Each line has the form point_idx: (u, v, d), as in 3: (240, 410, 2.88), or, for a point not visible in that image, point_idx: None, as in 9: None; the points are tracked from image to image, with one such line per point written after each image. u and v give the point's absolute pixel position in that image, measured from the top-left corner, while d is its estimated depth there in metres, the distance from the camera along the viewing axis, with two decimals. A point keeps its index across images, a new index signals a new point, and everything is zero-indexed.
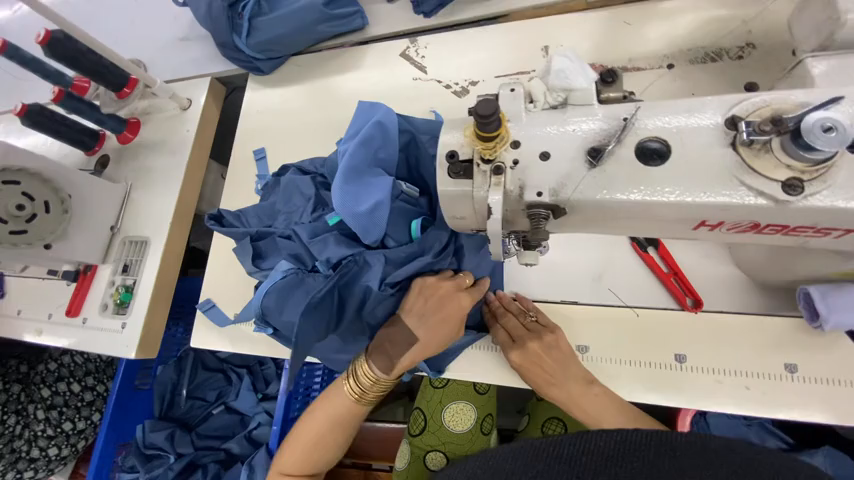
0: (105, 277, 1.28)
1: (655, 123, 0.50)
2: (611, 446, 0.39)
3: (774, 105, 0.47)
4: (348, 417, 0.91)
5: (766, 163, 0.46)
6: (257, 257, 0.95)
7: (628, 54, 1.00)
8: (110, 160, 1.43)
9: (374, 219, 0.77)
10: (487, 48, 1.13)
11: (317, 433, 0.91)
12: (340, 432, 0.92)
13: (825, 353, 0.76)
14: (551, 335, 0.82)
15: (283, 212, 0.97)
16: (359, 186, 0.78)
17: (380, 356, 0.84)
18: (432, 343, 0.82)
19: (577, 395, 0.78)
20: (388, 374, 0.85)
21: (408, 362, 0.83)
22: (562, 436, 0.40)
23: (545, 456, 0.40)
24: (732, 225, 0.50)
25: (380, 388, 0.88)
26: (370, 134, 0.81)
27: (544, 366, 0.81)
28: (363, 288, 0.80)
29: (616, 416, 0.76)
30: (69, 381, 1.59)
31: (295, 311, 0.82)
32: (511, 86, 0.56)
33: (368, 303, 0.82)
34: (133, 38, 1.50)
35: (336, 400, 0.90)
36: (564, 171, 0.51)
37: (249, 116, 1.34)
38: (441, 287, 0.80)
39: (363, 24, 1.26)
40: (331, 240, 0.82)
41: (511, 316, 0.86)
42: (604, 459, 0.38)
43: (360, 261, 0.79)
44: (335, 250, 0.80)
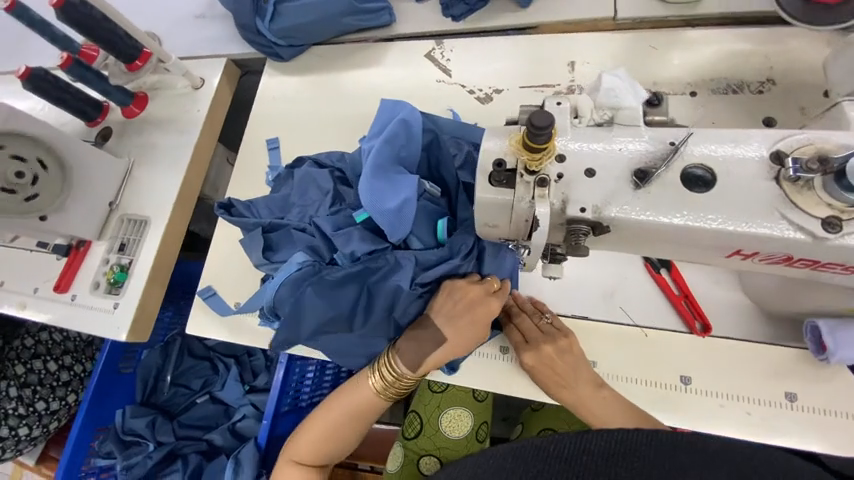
0: (99, 254, 1.24)
1: (701, 150, 0.51)
2: (612, 446, 0.37)
3: (817, 144, 0.49)
4: (366, 413, 0.90)
5: (808, 200, 0.47)
6: (268, 249, 0.92)
7: (653, 79, 1.02)
8: (113, 133, 1.38)
9: (402, 216, 0.78)
10: (514, 58, 1.13)
11: (332, 425, 0.90)
12: (355, 427, 0.91)
13: (824, 385, 0.78)
14: (565, 339, 0.84)
15: (297, 205, 0.94)
16: (385, 182, 0.79)
17: (407, 353, 0.84)
18: (460, 344, 0.83)
19: (587, 396, 0.80)
20: (413, 371, 0.85)
21: (435, 361, 0.83)
22: (558, 435, 0.39)
23: (545, 455, 0.38)
24: (766, 256, 0.51)
25: (402, 386, 0.87)
26: (395, 132, 0.81)
27: (557, 368, 0.82)
28: (393, 286, 0.80)
29: (627, 421, 0.77)
30: (46, 359, 1.51)
31: (315, 307, 0.80)
32: (558, 100, 0.57)
33: (395, 302, 0.82)
34: (147, 9, 1.45)
35: (356, 395, 0.89)
36: (609, 190, 0.52)
37: (264, 102, 1.31)
38: (471, 291, 0.81)
39: (390, 21, 1.25)
40: (355, 234, 0.82)
41: (525, 317, 0.87)
42: (602, 459, 0.36)
43: (390, 260, 0.81)
44: (360, 244, 0.81)
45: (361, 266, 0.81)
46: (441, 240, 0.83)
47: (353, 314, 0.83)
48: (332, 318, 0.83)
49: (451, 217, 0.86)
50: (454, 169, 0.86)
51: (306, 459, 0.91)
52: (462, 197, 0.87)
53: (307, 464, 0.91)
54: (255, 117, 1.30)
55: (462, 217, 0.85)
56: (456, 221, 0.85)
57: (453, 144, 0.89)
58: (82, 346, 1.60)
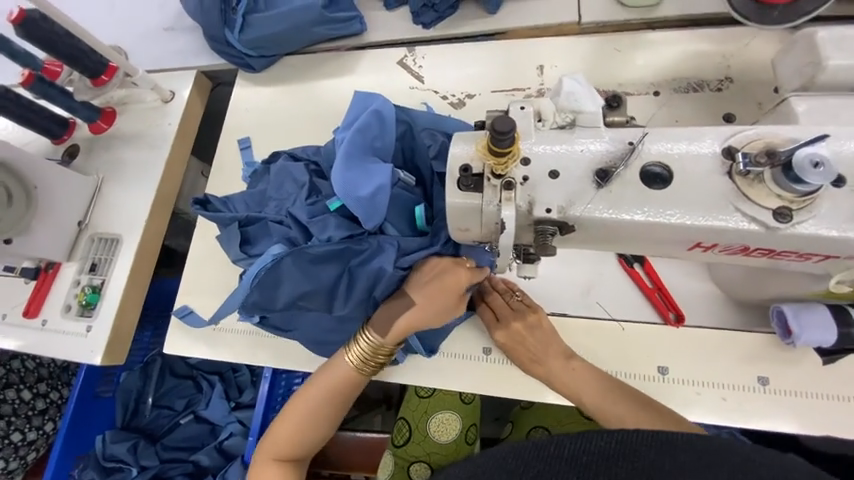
0: (69, 276, 1.19)
1: (658, 148, 0.52)
2: (611, 446, 0.37)
3: (765, 139, 0.51)
4: (343, 391, 0.87)
5: (759, 192, 0.49)
6: (245, 243, 0.92)
7: (617, 80, 1.05)
8: (80, 150, 1.34)
9: (376, 203, 0.79)
10: (485, 62, 1.15)
11: (309, 407, 0.87)
12: (333, 406, 0.88)
13: (793, 368, 0.81)
14: (534, 314, 0.85)
15: (274, 199, 0.93)
16: (359, 170, 0.80)
17: (380, 324, 0.83)
18: (430, 311, 0.81)
19: (558, 369, 0.81)
20: (387, 341, 0.83)
21: (404, 328, 0.82)
22: (559, 436, 0.38)
23: (545, 455, 0.37)
24: (724, 247, 0.53)
25: (378, 358, 0.86)
26: (367, 123, 0.83)
27: (527, 345, 0.83)
28: (375, 269, 0.80)
29: (598, 391, 0.78)
30: (19, 388, 1.45)
31: (294, 287, 0.80)
32: (522, 104, 0.58)
33: (377, 284, 0.81)
34: (112, 23, 1.42)
35: (333, 373, 0.87)
36: (573, 190, 0.53)
37: (237, 113, 1.29)
38: (440, 262, 0.81)
39: (361, 30, 1.25)
40: (331, 221, 0.82)
41: (495, 296, 0.88)
42: (603, 459, 0.36)
43: (373, 244, 0.80)
44: (336, 231, 0.81)
45: (342, 246, 0.80)
46: (418, 227, 0.84)
47: (333, 297, 0.83)
48: (312, 299, 0.82)
49: (428, 205, 0.87)
50: (429, 160, 0.88)
51: (284, 447, 0.87)
52: (437, 188, 0.88)
53: (285, 452, 0.87)
54: (229, 129, 1.28)
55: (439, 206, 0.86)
56: (433, 210, 0.86)
57: (428, 135, 0.90)
58: (58, 372, 1.54)
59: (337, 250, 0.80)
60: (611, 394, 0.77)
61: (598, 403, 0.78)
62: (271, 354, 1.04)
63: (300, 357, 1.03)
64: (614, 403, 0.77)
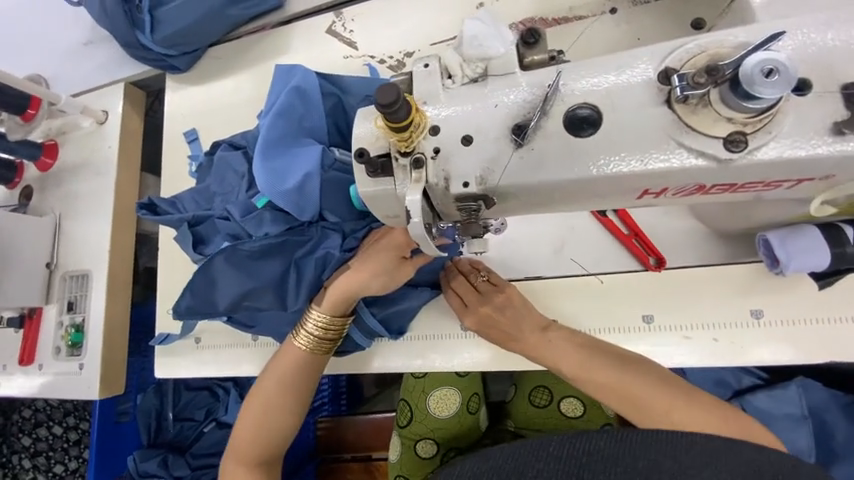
0: (52, 318, 1.20)
1: (582, 86, 0.44)
2: (613, 446, 0.34)
3: (710, 51, 0.42)
4: (299, 377, 0.82)
5: (705, 119, 0.41)
6: (199, 244, 0.88)
7: (567, 4, 0.92)
8: (34, 191, 1.30)
9: (305, 192, 0.73)
10: (419, 12, 1.03)
11: (266, 398, 0.83)
12: (290, 396, 0.83)
13: (789, 296, 0.75)
14: (501, 294, 0.79)
15: (218, 194, 0.89)
16: (284, 156, 0.74)
17: (319, 295, 0.78)
18: (364, 273, 0.73)
19: (535, 343, 0.75)
20: (328, 312, 0.78)
21: (339, 293, 0.76)
22: (559, 436, 0.36)
23: (544, 454, 0.34)
24: (677, 189, 0.45)
25: (326, 335, 0.80)
26: (289, 102, 0.77)
27: (500, 324, 0.77)
28: (321, 256, 0.76)
29: (576, 361, 0.73)
30: (49, 424, 1.54)
31: (237, 286, 0.76)
32: (425, 61, 0.49)
33: (326, 272, 0.77)
34: (28, 48, 1.33)
35: (285, 359, 0.83)
36: (489, 155, 0.45)
37: (175, 121, 1.22)
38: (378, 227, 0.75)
39: (279, 2, 1.13)
40: (266, 216, 0.76)
41: (460, 279, 0.82)
42: (605, 459, 0.33)
43: (316, 232, 0.76)
44: (273, 225, 0.76)
45: (282, 238, 0.76)
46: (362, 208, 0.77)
47: (284, 293, 0.78)
48: (260, 297, 0.77)
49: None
50: None
51: (245, 443, 0.83)
52: None
53: (247, 448, 0.82)
54: (171, 140, 1.21)
55: None
56: None
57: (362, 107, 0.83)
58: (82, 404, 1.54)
59: (279, 242, 0.76)
60: (592, 359, 0.72)
61: (579, 374, 0.72)
62: (255, 364, 1.03)
63: None
64: (594, 370, 0.71)
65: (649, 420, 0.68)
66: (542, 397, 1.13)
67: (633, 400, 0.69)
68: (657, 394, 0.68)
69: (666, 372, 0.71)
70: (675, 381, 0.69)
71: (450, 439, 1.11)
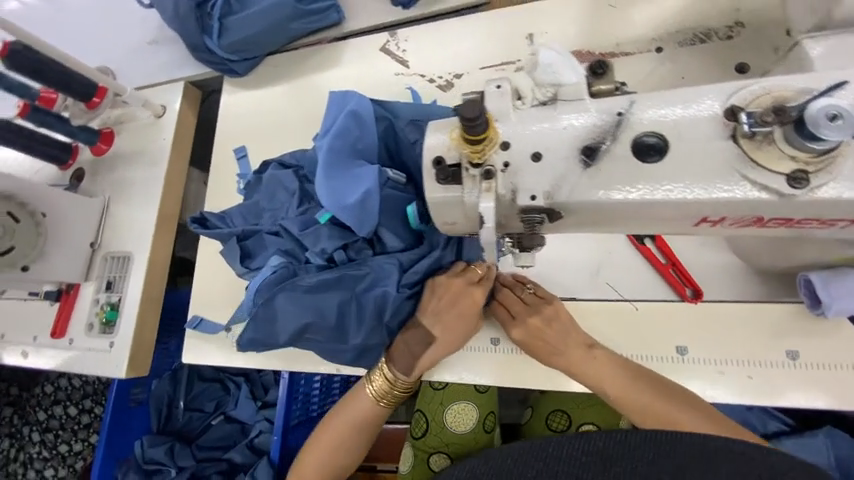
0: (88, 295, 1.24)
1: (651, 115, 0.47)
2: (599, 447, 0.45)
3: (773, 93, 0.45)
4: (367, 422, 0.88)
5: (770, 155, 0.44)
6: (245, 257, 0.92)
7: (614, 40, 0.97)
8: (86, 173, 1.36)
9: (365, 210, 0.77)
10: (471, 38, 1.08)
11: (337, 442, 0.88)
12: (356, 440, 0.88)
13: (826, 340, 0.75)
14: (550, 306, 0.81)
15: (268, 210, 0.94)
16: (343, 179, 0.79)
17: (401, 357, 0.83)
18: (452, 340, 0.83)
19: (579, 361, 0.78)
20: (409, 373, 0.84)
21: (429, 361, 0.83)
22: (558, 440, 0.47)
23: (545, 456, 0.46)
24: (734, 220, 0.48)
25: (400, 388, 0.86)
26: (346, 125, 0.82)
27: (546, 338, 0.80)
28: (380, 295, 0.78)
29: (617, 379, 0.75)
30: (66, 404, 1.56)
31: (297, 318, 0.78)
32: (497, 82, 0.53)
33: (385, 309, 0.79)
34: (99, 42, 1.42)
35: (355, 404, 0.88)
36: (558, 172, 0.48)
37: (228, 120, 1.28)
38: (455, 286, 0.80)
39: (339, 19, 1.20)
40: (324, 233, 0.82)
41: (508, 291, 0.85)
42: (593, 458, 0.44)
43: (372, 266, 0.79)
44: (329, 242, 0.82)
45: (340, 273, 0.78)
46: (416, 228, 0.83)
47: (343, 327, 0.80)
48: (319, 329, 0.79)
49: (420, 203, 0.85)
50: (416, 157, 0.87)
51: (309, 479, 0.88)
52: None
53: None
54: (222, 136, 1.27)
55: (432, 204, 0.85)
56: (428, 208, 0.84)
57: (412, 129, 0.88)
58: (101, 389, 1.58)
59: (337, 277, 0.78)
60: (636, 384, 0.75)
61: (621, 395, 0.75)
62: (282, 359, 1.06)
63: (313, 359, 1.04)
64: (637, 394, 0.74)
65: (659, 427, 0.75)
66: (560, 422, 1.12)
67: (666, 422, 0.73)
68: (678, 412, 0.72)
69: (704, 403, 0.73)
70: (694, 398, 0.74)
71: (464, 455, 1.10)
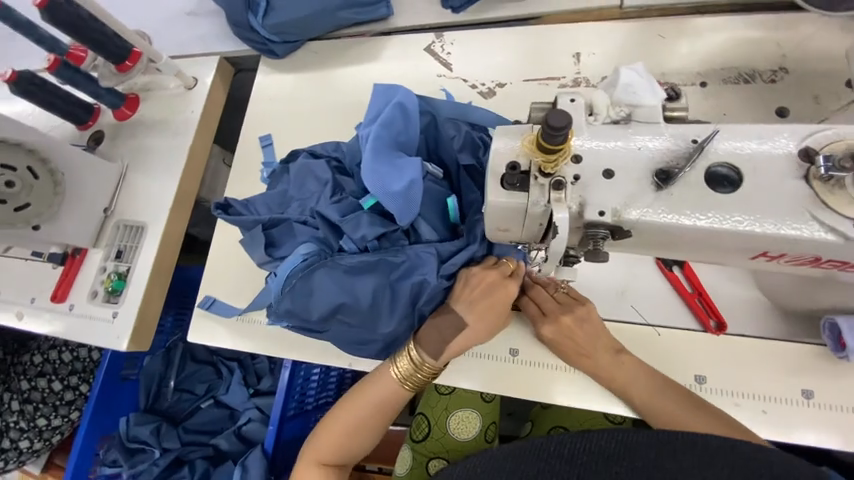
0: (95, 262, 1.21)
1: (727, 147, 0.48)
2: (608, 445, 0.46)
3: (848, 139, 0.46)
4: (389, 403, 0.89)
5: (841, 199, 0.45)
6: (269, 246, 0.89)
7: (661, 69, 0.99)
8: (105, 137, 1.32)
9: (410, 199, 0.78)
10: (518, 50, 1.09)
11: (355, 420, 0.89)
12: (377, 418, 0.89)
13: (843, 383, 0.77)
14: (583, 307, 0.84)
15: (296, 199, 0.91)
16: (388, 166, 0.79)
17: (430, 342, 0.83)
18: (481, 329, 0.84)
19: (607, 364, 0.80)
20: (437, 358, 0.84)
21: (458, 348, 0.84)
22: (566, 438, 0.48)
23: (550, 453, 0.48)
24: (793, 257, 0.49)
25: (425, 373, 0.86)
26: (392, 116, 0.82)
27: (577, 338, 0.82)
28: (418, 281, 0.79)
29: (643, 382, 0.78)
30: (51, 378, 1.48)
31: (333, 297, 0.79)
32: (571, 96, 0.53)
33: (420, 296, 0.81)
34: (135, 7, 1.40)
35: (377, 385, 0.89)
36: (629, 192, 0.49)
37: (260, 100, 1.26)
38: (490, 277, 0.82)
39: (387, 14, 1.20)
40: (364, 219, 0.82)
41: (539, 289, 0.88)
42: (601, 456, 0.46)
43: (412, 255, 0.80)
44: (369, 229, 0.81)
45: (379, 257, 0.79)
46: (453, 222, 0.86)
47: (376, 311, 0.81)
48: (352, 310, 0.80)
49: (458, 197, 0.87)
50: (454, 152, 0.86)
51: (327, 452, 0.89)
52: (467, 181, 0.87)
53: (329, 457, 0.89)
54: (252, 116, 1.25)
55: (469, 199, 0.86)
56: (464, 204, 0.87)
57: (452, 125, 0.88)
58: (91, 367, 1.53)
59: (376, 261, 0.79)
60: (662, 391, 0.77)
61: (647, 400, 0.78)
62: (292, 347, 1.04)
63: (324, 350, 1.02)
64: (664, 402, 0.77)
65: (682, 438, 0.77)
66: None
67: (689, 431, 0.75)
68: (696, 418, 0.75)
69: (732, 420, 0.75)
70: (710, 405, 0.76)
71: None
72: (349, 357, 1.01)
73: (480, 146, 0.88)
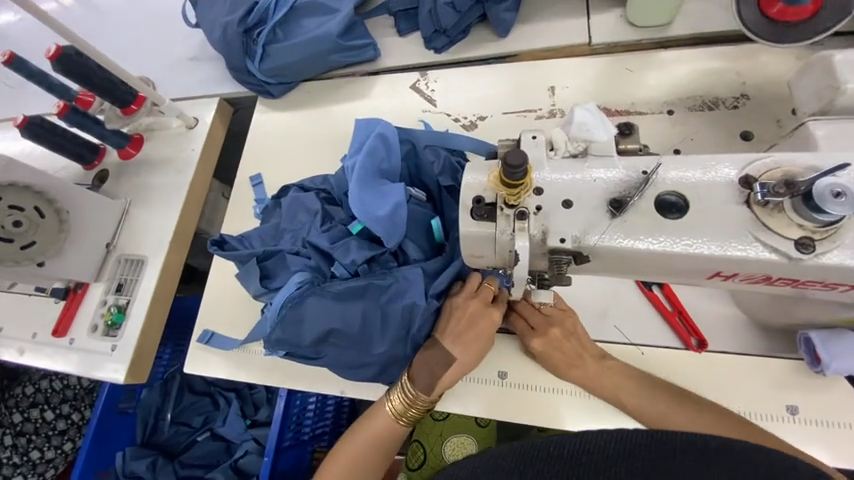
0: (96, 296, 1.24)
1: (674, 176, 0.52)
2: (612, 446, 0.34)
3: (783, 167, 0.51)
4: (384, 440, 0.89)
5: (780, 221, 0.49)
6: (264, 278, 0.92)
7: (630, 99, 1.06)
8: (110, 175, 1.39)
9: (395, 221, 0.83)
10: (497, 85, 1.17)
11: (350, 462, 0.88)
12: (373, 458, 0.89)
13: (825, 397, 0.78)
14: (569, 318, 0.86)
15: (288, 230, 0.95)
16: (374, 193, 0.84)
17: (420, 377, 0.85)
18: (469, 361, 0.86)
19: (593, 372, 0.82)
20: (430, 393, 0.85)
21: (448, 381, 0.86)
22: (558, 436, 0.35)
23: (543, 456, 0.34)
24: (746, 276, 0.52)
25: (420, 408, 0.88)
26: (374, 147, 0.88)
27: (565, 349, 0.84)
28: (409, 304, 0.82)
29: (630, 386, 0.80)
30: (43, 408, 1.49)
31: (325, 323, 0.82)
32: (533, 133, 0.58)
33: (412, 320, 0.84)
34: (142, 55, 1.50)
35: (373, 423, 0.90)
36: (587, 220, 0.53)
37: (257, 137, 1.33)
38: (473, 307, 0.85)
39: (374, 56, 1.28)
40: (353, 244, 0.87)
41: (526, 303, 0.90)
42: (605, 459, 0.33)
43: (400, 277, 0.84)
44: (358, 253, 0.86)
45: (367, 281, 0.83)
46: (437, 241, 0.91)
47: (367, 333, 0.84)
48: (344, 335, 0.84)
49: (440, 217, 0.93)
50: (435, 176, 0.93)
51: None
52: (448, 201, 0.94)
53: None
54: (248, 152, 1.32)
55: (451, 217, 0.92)
56: (446, 222, 0.92)
57: (430, 152, 0.94)
58: (81, 394, 1.54)
59: (365, 284, 0.83)
60: (649, 396, 0.78)
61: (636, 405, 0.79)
62: (286, 375, 1.05)
63: (317, 378, 1.04)
64: (652, 405, 0.78)
65: None
66: None
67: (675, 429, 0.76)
68: (699, 417, 0.74)
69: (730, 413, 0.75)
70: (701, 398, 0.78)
71: None
72: (341, 384, 1.03)
73: (458, 170, 0.94)
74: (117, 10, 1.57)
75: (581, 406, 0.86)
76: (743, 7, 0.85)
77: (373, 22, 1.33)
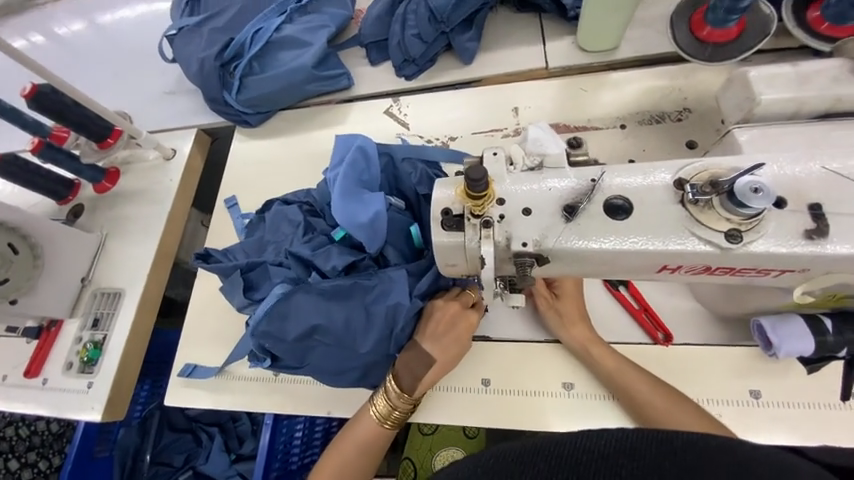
0: (71, 333, 1.21)
1: (619, 183, 0.59)
2: (612, 446, 0.33)
3: (710, 170, 0.58)
4: (373, 444, 0.90)
5: (710, 217, 0.56)
6: (248, 290, 0.93)
7: (586, 116, 1.16)
8: (84, 210, 1.38)
9: (375, 229, 0.88)
10: (466, 107, 1.25)
11: (342, 464, 0.89)
12: (362, 461, 0.89)
13: (781, 379, 0.84)
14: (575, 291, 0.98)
15: (271, 243, 0.98)
16: (355, 202, 0.89)
17: (402, 377, 0.87)
18: (449, 360, 0.89)
19: (593, 334, 0.89)
20: (411, 392, 0.88)
21: (429, 381, 0.88)
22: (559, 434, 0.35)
23: (543, 455, 0.34)
24: (689, 267, 0.59)
25: (403, 409, 0.89)
26: (355, 159, 0.92)
27: (579, 307, 0.91)
28: (393, 304, 0.85)
29: (610, 363, 0.85)
30: (7, 457, 1.42)
31: (308, 321, 0.84)
32: (494, 150, 0.64)
33: (395, 321, 0.86)
34: (118, 91, 1.53)
35: (359, 428, 0.90)
36: (545, 225, 0.58)
37: (236, 164, 1.36)
38: (451, 309, 0.89)
39: (348, 84, 1.35)
40: (334, 251, 0.90)
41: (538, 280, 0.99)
42: (603, 460, 0.32)
43: (384, 278, 0.87)
44: (339, 259, 0.89)
45: (352, 281, 0.86)
46: (416, 246, 0.95)
47: (352, 334, 0.86)
48: (328, 332, 0.85)
49: (419, 223, 0.97)
50: (413, 185, 0.98)
51: None
52: (425, 208, 0.99)
53: None
54: (228, 180, 1.34)
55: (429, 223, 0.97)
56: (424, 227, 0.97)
57: (408, 164, 0.99)
58: (50, 440, 1.45)
59: (348, 287, 0.86)
60: (628, 376, 0.83)
61: (614, 378, 0.84)
62: (270, 401, 1.04)
63: (302, 401, 1.03)
64: (631, 382, 0.83)
65: (648, 417, 0.81)
66: None
67: (650, 413, 0.81)
68: (664, 403, 0.80)
69: (689, 401, 0.81)
70: (661, 380, 0.84)
71: None
72: (327, 404, 1.02)
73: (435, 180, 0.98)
74: (90, 49, 1.60)
75: (559, 406, 0.89)
76: (676, 33, 0.95)
77: (346, 53, 1.41)
